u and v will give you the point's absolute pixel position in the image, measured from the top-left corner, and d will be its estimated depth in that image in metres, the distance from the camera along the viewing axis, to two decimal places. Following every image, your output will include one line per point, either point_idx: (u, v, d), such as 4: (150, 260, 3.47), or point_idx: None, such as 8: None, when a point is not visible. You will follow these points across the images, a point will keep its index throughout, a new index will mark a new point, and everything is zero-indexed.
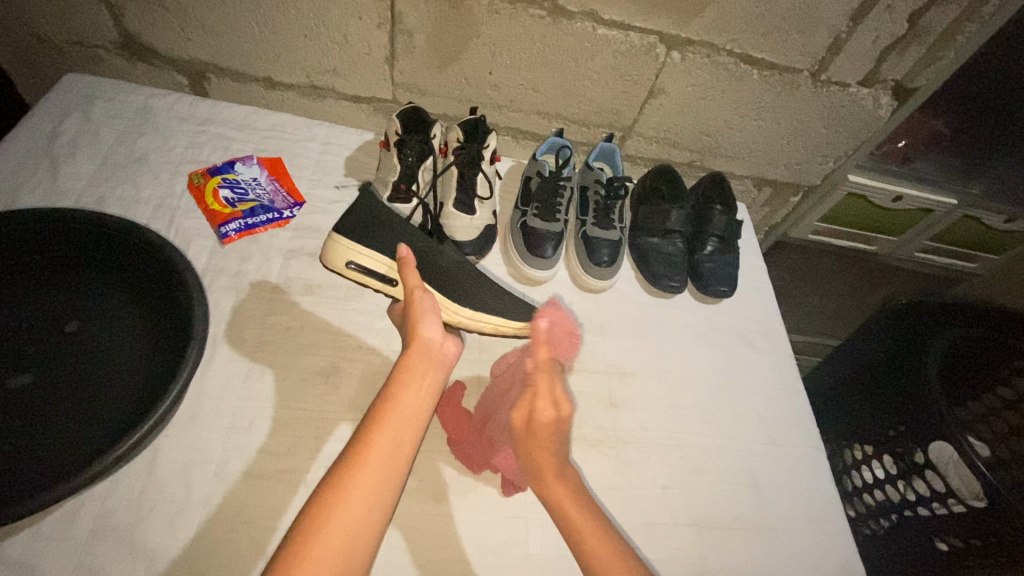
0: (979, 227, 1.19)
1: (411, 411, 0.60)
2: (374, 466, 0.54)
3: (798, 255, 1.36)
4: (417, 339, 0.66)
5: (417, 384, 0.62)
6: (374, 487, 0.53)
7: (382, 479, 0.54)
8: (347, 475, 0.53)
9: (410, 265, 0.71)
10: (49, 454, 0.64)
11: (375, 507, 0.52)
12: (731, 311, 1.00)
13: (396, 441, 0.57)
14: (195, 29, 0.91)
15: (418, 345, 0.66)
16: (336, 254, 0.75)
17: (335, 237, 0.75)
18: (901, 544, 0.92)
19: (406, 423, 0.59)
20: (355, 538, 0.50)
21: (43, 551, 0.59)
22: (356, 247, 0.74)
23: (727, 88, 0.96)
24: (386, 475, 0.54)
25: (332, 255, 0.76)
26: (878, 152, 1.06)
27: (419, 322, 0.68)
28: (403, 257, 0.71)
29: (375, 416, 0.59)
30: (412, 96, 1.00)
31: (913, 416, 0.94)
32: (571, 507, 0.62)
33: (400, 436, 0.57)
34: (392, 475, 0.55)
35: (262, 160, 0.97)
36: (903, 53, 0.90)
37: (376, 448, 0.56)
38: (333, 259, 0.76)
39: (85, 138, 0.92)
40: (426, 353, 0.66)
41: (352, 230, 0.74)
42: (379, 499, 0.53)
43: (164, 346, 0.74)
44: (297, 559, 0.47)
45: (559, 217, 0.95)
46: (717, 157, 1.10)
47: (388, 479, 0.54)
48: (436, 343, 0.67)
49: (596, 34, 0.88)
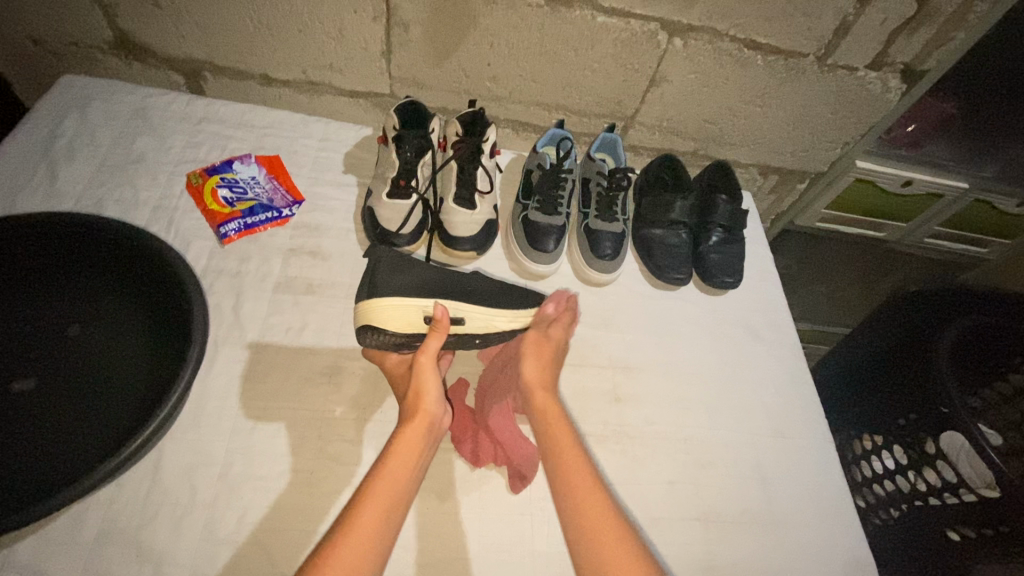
0: (991, 212, 1.16)
1: (400, 485, 0.59)
2: (365, 535, 0.54)
3: (805, 244, 1.33)
4: (420, 411, 0.66)
5: (410, 457, 0.62)
6: (366, 558, 0.53)
7: (372, 549, 0.54)
8: (340, 547, 0.53)
9: (440, 330, 0.68)
10: (53, 459, 0.64)
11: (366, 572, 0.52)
12: (737, 301, 0.99)
13: (389, 511, 0.57)
14: (190, 27, 0.90)
15: (421, 418, 0.65)
16: (394, 315, 0.68)
17: (386, 300, 0.68)
18: (911, 534, 0.91)
19: (394, 500, 0.58)
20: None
21: (49, 555, 0.59)
22: (409, 298, 0.68)
23: (731, 74, 0.93)
24: (376, 542, 0.55)
25: (391, 317, 0.68)
26: (888, 137, 1.04)
27: (426, 391, 0.67)
28: (437, 319, 0.67)
29: (363, 495, 0.57)
30: (410, 90, 0.99)
31: (926, 407, 0.92)
32: (590, 508, 0.60)
33: (390, 507, 0.58)
34: (382, 545, 0.55)
35: (261, 158, 0.96)
36: (913, 35, 0.88)
37: (359, 528, 0.55)
38: (387, 321, 0.68)
39: (82, 140, 0.91)
40: (429, 426, 0.66)
41: (394, 287, 0.69)
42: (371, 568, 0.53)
43: (165, 349, 0.74)
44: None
45: (561, 210, 0.93)
46: (721, 145, 1.08)
47: (371, 556, 0.53)
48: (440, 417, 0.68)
49: (595, 22, 0.86)
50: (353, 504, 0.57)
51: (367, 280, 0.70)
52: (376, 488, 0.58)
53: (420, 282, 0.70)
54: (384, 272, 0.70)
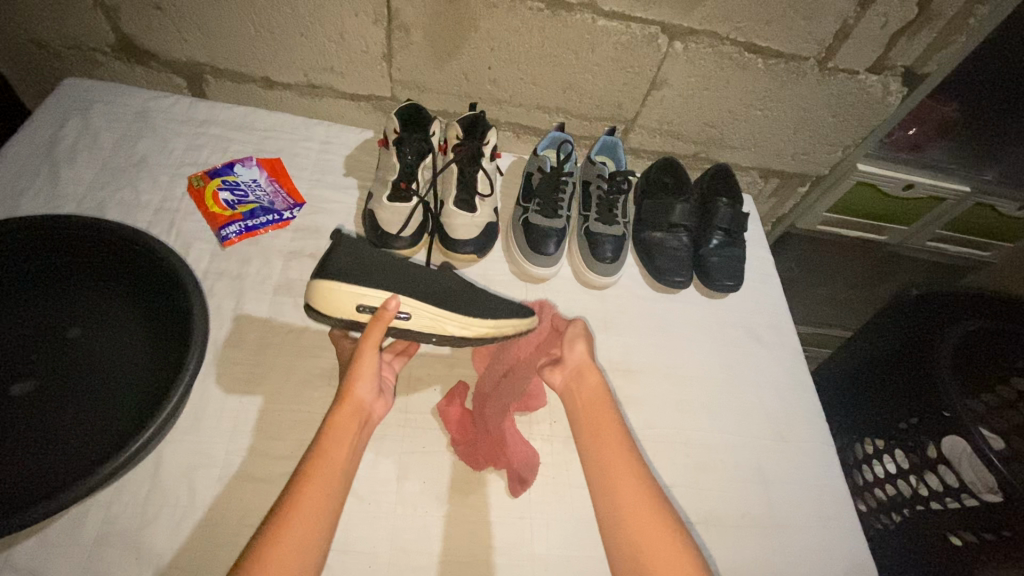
0: (993, 215, 1.16)
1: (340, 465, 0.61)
2: (309, 514, 0.56)
3: (806, 247, 1.33)
4: (349, 396, 0.66)
5: (347, 439, 0.63)
6: (310, 539, 0.55)
7: (316, 526, 0.56)
8: (285, 525, 0.54)
9: (384, 322, 0.66)
10: (53, 460, 0.64)
11: (311, 552, 0.54)
12: (738, 304, 0.99)
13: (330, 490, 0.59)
14: (192, 31, 0.90)
15: (348, 404, 0.66)
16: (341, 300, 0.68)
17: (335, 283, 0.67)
18: (913, 539, 0.91)
19: (334, 477, 0.60)
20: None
21: (49, 557, 0.59)
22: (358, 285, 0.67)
23: (731, 78, 0.94)
24: (320, 520, 0.56)
25: (338, 301, 0.68)
26: (889, 139, 1.04)
27: (360, 378, 0.68)
28: (385, 310, 0.66)
29: (305, 471, 0.59)
30: (411, 93, 0.99)
31: (926, 410, 0.93)
32: (639, 515, 0.61)
33: (330, 486, 0.59)
34: (324, 524, 0.57)
35: (262, 161, 0.96)
36: (913, 38, 0.88)
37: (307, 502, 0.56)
38: (333, 305, 0.68)
39: (84, 142, 0.92)
40: (357, 412, 0.67)
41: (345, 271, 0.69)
42: (315, 548, 0.55)
43: (165, 350, 0.74)
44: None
45: (561, 213, 0.93)
46: (722, 148, 1.08)
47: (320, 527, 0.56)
48: (368, 405, 0.69)
49: (596, 25, 0.86)
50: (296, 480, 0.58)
51: (321, 262, 0.71)
52: (316, 468, 0.59)
53: (373, 272, 0.69)
54: (337, 256, 0.70)
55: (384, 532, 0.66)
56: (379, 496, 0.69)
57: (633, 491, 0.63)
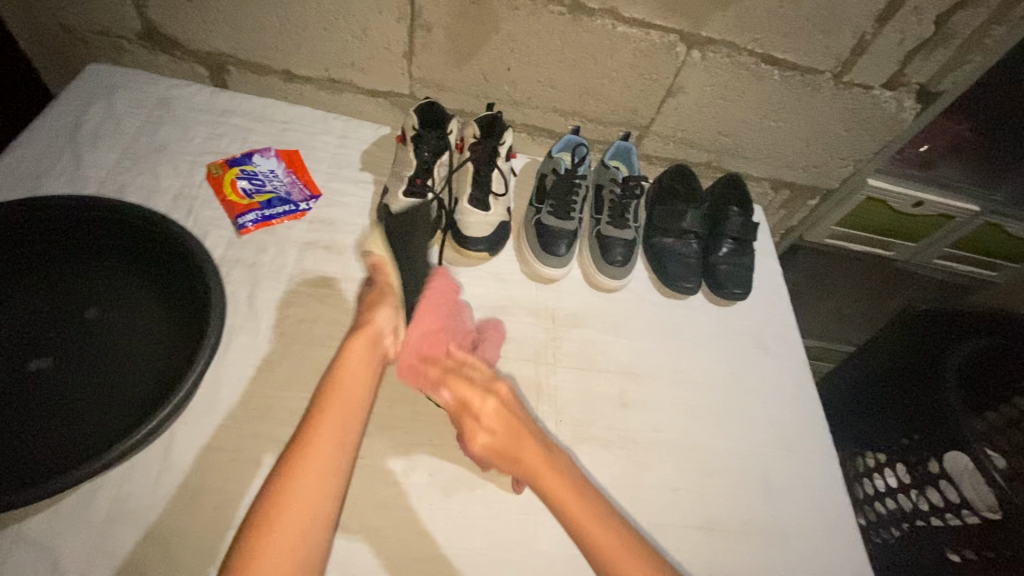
0: (1003, 236, 1.16)
1: (358, 393, 0.62)
2: (331, 435, 0.57)
3: (813, 259, 1.34)
4: (369, 325, 0.69)
5: (361, 371, 0.64)
6: (327, 468, 0.55)
7: (331, 467, 0.55)
8: (297, 464, 0.54)
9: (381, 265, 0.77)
10: (67, 437, 0.65)
11: (327, 492, 0.54)
12: (746, 313, 1.00)
13: (344, 428, 0.59)
14: (217, 21, 0.92)
15: (367, 331, 0.68)
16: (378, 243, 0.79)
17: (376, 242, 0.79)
18: (912, 552, 0.91)
19: (351, 410, 0.61)
20: (308, 531, 0.51)
21: (60, 532, 0.60)
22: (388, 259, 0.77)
23: (747, 88, 0.95)
24: (335, 459, 0.56)
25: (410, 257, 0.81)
26: (900, 156, 1.06)
27: (378, 308, 0.71)
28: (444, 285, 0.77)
29: (317, 408, 0.60)
30: (428, 91, 1.00)
31: (928, 427, 0.93)
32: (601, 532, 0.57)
33: (344, 428, 0.59)
34: (345, 453, 0.57)
35: (280, 152, 0.97)
36: (929, 56, 0.89)
37: (324, 432, 0.57)
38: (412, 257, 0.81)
39: (106, 127, 0.93)
40: (372, 339, 0.68)
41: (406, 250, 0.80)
42: (334, 485, 0.55)
43: (181, 335, 0.75)
44: (251, 555, 0.48)
45: (574, 215, 0.94)
46: (735, 158, 1.09)
47: (337, 456, 0.56)
48: (387, 335, 0.70)
49: (616, 31, 0.88)
50: (312, 413, 0.59)
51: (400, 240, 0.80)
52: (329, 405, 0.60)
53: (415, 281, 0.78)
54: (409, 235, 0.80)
55: (390, 522, 0.67)
56: (386, 487, 0.70)
57: (576, 502, 0.59)
